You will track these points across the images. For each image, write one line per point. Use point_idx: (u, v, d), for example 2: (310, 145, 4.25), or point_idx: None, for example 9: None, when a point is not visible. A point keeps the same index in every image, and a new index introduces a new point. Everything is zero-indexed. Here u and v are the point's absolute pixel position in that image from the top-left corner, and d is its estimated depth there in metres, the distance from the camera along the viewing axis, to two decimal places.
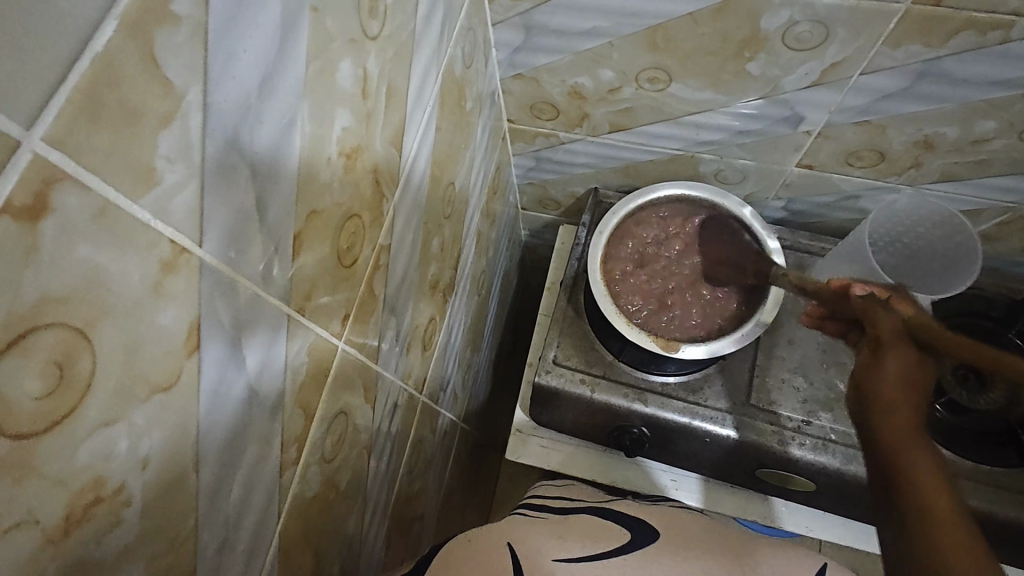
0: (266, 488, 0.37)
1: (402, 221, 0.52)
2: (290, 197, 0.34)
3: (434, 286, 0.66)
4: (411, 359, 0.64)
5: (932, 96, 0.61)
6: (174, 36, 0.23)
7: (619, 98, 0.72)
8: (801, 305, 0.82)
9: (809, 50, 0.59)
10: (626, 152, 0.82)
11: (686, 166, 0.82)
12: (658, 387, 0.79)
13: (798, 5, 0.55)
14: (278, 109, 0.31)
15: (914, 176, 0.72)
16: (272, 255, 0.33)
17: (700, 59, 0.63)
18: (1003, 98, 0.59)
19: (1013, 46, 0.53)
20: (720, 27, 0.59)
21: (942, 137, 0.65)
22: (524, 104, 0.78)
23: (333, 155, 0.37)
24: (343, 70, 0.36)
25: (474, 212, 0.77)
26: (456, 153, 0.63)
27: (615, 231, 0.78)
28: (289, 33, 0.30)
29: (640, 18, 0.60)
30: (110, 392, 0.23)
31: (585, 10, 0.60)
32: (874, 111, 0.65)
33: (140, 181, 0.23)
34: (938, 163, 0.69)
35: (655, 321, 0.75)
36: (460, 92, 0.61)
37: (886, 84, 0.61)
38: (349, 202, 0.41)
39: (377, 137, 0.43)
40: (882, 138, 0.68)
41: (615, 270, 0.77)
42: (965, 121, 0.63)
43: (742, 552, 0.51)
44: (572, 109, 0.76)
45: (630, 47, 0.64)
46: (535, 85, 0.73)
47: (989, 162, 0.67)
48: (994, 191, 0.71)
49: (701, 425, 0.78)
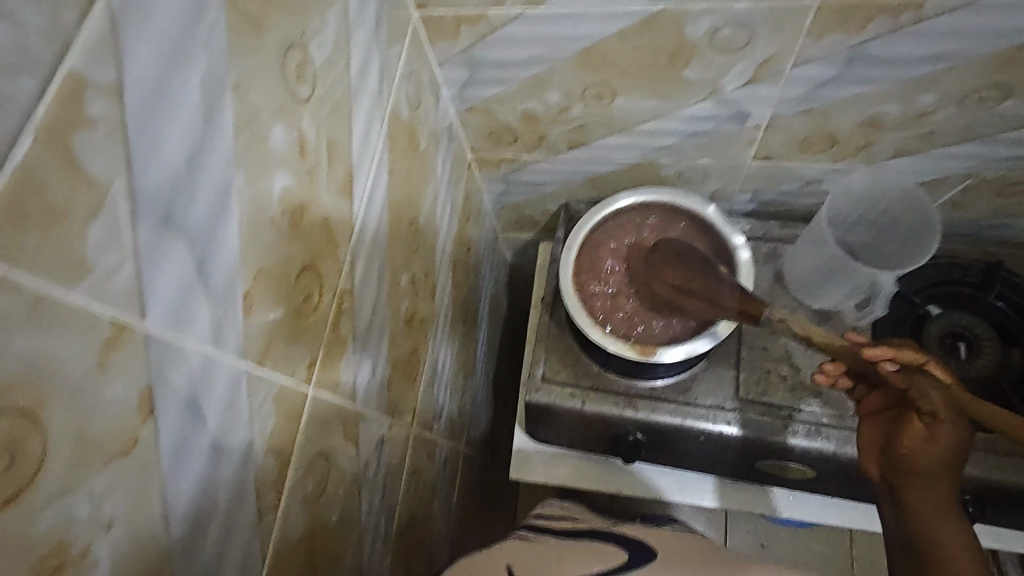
0: (245, 535, 0.39)
1: (363, 264, 0.54)
2: (234, 261, 0.36)
3: (410, 319, 0.68)
4: (396, 393, 0.66)
5: (866, 79, 0.62)
6: (92, 138, 0.25)
7: (570, 117, 0.75)
8: (779, 294, 0.82)
9: (736, 51, 0.61)
10: (588, 166, 0.85)
11: (647, 172, 0.84)
12: (646, 391, 0.80)
13: (717, 12, 0.57)
14: (210, 182, 0.33)
15: (869, 156, 0.73)
16: (221, 315, 0.35)
17: (636, 72, 0.65)
18: (933, 72, 0.60)
19: (931, 24, 0.55)
20: (649, 41, 0.61)
21: (885, 115, 0.67)
22: (483, 134, 0.80)
23: (276, 214, 0.40)
24: (275, 135, 0.39)
25: (446, 242, 0.79)
26: (416, 191, 0.66)
27: (585, 243, 0.79)
28: (211, 111, 0.33)
29: (572, 42, 0.63)
30: (66, 466, 0.26)
31: (519, 40, 0.63)
32: (814, 99, 0.66)
33: (72, 271, 0.25)
34: (889, 140, 0.71)
35: (634, 328, 0.76)
36: (412, 133, 0.64)
37: (819, 73, 0.63)
38: (300, 255, 0.43)
39: (322, 190, 0.46)
40: (828, 124, 0.70)
41: (589, 281, 0.78)
42: (904, 98, 0.64)
43: (738, 563, 0.52)
44: (528, 132, 0.79)
45: (569, 69, 0.66)
46: (488, 114, 0.76)
47: (937, 133, 0.68)
48: (950, 159, 0.72)
49: (694, 425, 0.78)
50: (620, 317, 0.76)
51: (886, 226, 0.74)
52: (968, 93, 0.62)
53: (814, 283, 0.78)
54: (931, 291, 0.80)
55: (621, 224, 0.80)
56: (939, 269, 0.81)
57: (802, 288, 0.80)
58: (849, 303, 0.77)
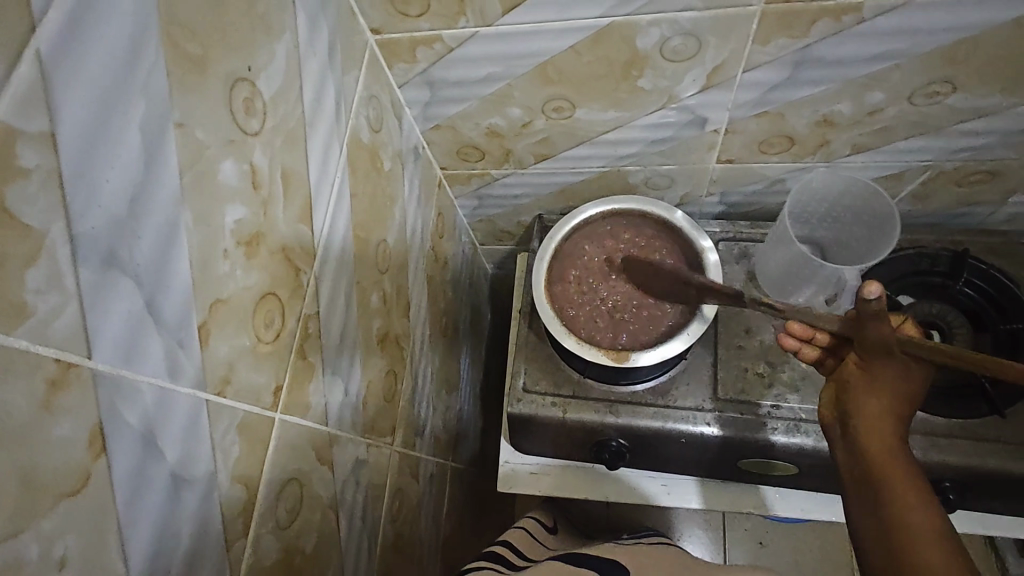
0: (212, 564, 0.40)
1: (328, 288, 0.55)
2: (186, 294, 0.37)
3: (383, 339, 0.69)
4: (373, 413, 0.66)
5: (815, 80, 0.64)
6: (25, 186, 0.26)
7: (533, 131, 0.76)
8: (752, 293, 0.83)
9: (687, 60, 0.62)
10: (557, 177, 0.86)
11: (615, 180, 0.85)
12: (625, 397, 0.81)
13: (663, 23, 0.58)
14: (156, 220, 0.34)
15: (828, 154, 0.75)
16: (176, 350, 0.36)
17: (592, 84, 0.67)
18: (879, 71, 0.62)
19: (871, 25, 0.56)
20: (601, 54, 0.62)
21: (839, 113, 0.68)
22: (450, 151, 0.82)
23: (230, 246, 0.41)
24: (225, 169, 0.40)
25: (419, 260, 0.80)
26: (382, 212, 0.67)
27: (556, 254, 0.80)
28: (153, 151, 0.34)
29: (526, 58, 0.64)
30: (12, 509, 0.26)
31: (475, 59, 0.64)
32: (768, 102, 0.68)
33: (11, 317, 0.26)
34: (846, 138, 0.72)
35: (608, 333, 0.76)
36: (374, 155, 0.65)
37: (769, 77, 0.64)
38: (259, 284, 0.44)
39: (279, 219, 0.46)
40: (785, 125, 0.71)
41: (562, 290, 0.78)
42: (855, 96, 0.65)
43: None
44: (495, 148, 0.80)
45: (527, 84, 0.68)
46: (454, 132, 0.77)
47: (891, 128, 0.70)
48: (907, 153, 0.74)
49: (674, 427, 0.79)
50: (596, 322, 0.77)
51: (847, 221, 0.76)
52: (915, 88, 0.64)
53: (783, 280, 0.79)
54: (905, 278, 0.80)
55: (591, 232, 0.81)
56: (911, 257, 0.81)
57: (773, 285, 0.80)
58: (818, 297, 0.78)
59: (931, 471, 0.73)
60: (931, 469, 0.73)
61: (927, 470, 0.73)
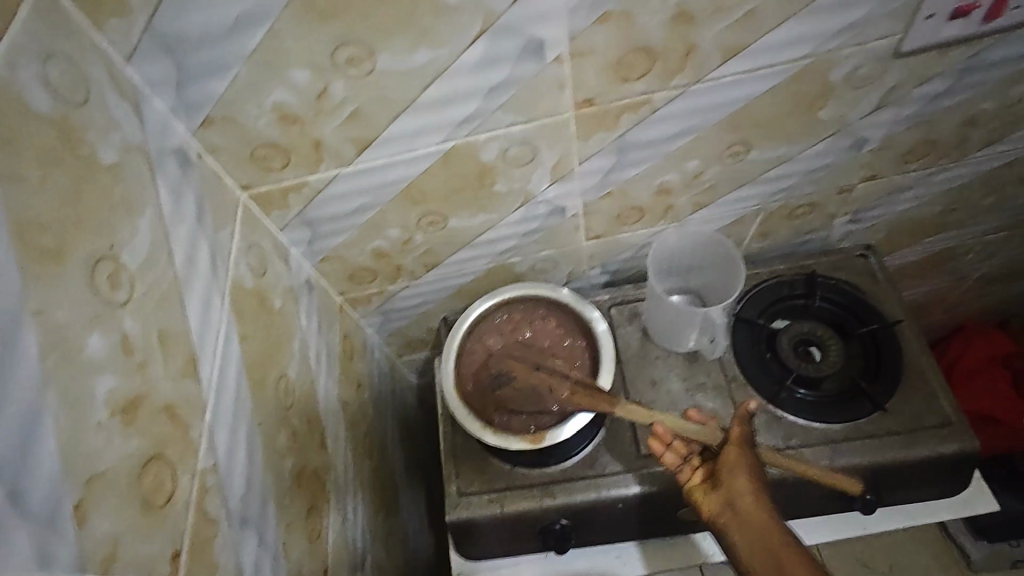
0: None
1: (225, 437, 0.55)
2: (55, 477, 0.37)
3: (298, 476, 0.67)
4: (297, 558, 0.64)
5: (640, 159, 0.75)
6: None
7: (415, 245, 0.82)
8: (650, 349, 0.89)
9: (529, 163, 0.72)
10: (450, 281, 0.91)
11: (504, 273, 0.91)
12: (562, 475, 0.81)
13: (499, 137, 0.67)
14: (15, 410, 0.35)
15: (675, 215, 0.85)
16: (47, 538, 0.35)
17: (455, 196, 0.74)
18: (687, 144, 0.74)
19: (665, 111, 0.68)
20: (454, 171, 0.70)
21: (670, 182, 0.79)
22: (343, 278, 0.86)
23: (104, 418, 0.41)
24: (92, 344, 0.41)
25: (328, 387, 0.81)
26: (278, 349, 0.68)
27: (460, 351, 0.83)
28: (8, 344, 0.35)
29: (390, 185, 0.71)
30: None
31: (344, 195, 0.71)
32: (609, 183, 0.78)
33: None
34: (684, 200, 0.83)
35: (519, 418, 0.79)
36: (262, 297, 0.67)
37: (602, 164, 0.74)
38: (142, 449, 0.44)
39: (159, 380, 0.47)
40: (631, 199, 0.81)
41: (470, 384, 0.81)
42: (677, 166, 0.77)
43: None
44: (384, 266, 0.85)
45: (397, 207, 0.74)
46: (342, 260, 0.82)
47: (716, 185, 0.81)
48: (738, 202, 0.85)
49: (609, 495, 0.80)
50: (506, 411, 0.79)
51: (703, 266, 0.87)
52: (721, 151, 0.76)
53: (669, 331, 0.87)
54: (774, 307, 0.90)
55: (488, 325, 0.85)
56: (775, 288, 0.91)
57: (663, 337, 0.88)
58: (702, 341, 0.85)
59: (845, 477, 0.78)
60: (845, 475, 0.78)
61: (841, 477, 0.78)
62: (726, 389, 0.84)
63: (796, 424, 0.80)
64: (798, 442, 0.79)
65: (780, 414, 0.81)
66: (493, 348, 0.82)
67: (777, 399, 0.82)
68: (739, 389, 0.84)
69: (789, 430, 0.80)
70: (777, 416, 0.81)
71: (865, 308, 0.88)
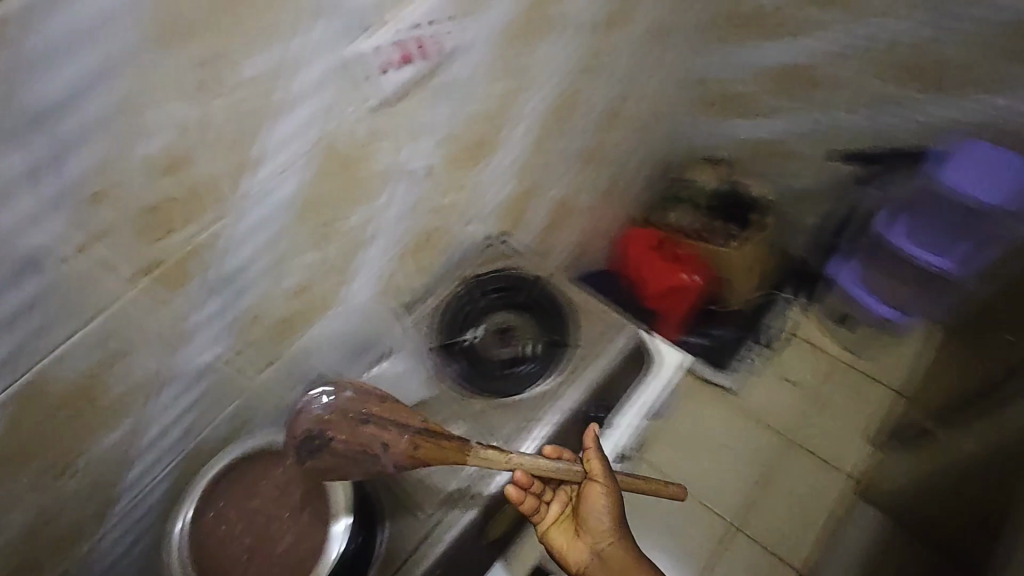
0: None
1: None
2: None
3: None
4: None
5: (325, 116, 0.72)
6: None
7: (175, 327, 0.71)
8: (448, 377, 1.01)
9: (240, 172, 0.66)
10: (161, 422, 0.77)
11: (300, 319, 0.88)
12: (420, 536, 0.86)
13: (171, 143, 0.58)
14: None
15: (373, 173, 0.85)
16: None
17: (168, 256, 0.65)
18: (371, 90, 0.75)
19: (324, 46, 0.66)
20: (162, 210, 0.61)
21: (373, 127, 0.80)
22: (109, 412, 0.70)
23: None
24: None
25: None
26: None
27: (289, 421, 0.71)
28: None
29: (98, 274, 0.59)
30: None
31: (36, 302, 0.56)
32: (311, 135, 0.72)
33: None
34: (393, 142, 0.85)
35: (373, 456, 0.71)
36: None
37: (302, 135, 0.71)
38: None
39: None
40: (335, 154, 0.77)
41: (305, 444, 0.70)
42: (365, 110, 0.77)
43: None
44: (117, 371, 0.68)
45: (143, 295, 0.65)
46: (88, 386, 0.66)
47: (417, 118, 0.86)
48: (433, 113, 0.88)
49: (465, 504, 0.88)
50: (349, 449, 0.70)
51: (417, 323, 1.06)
52: (393, 74, 0.77)
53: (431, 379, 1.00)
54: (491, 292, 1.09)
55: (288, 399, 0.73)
56: (473, 308, 1.08)
57: (438, 386, 1.00)
58: (452, 369, 1.02)
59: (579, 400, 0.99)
60: (580, 402, 0.99)
61: (580, 403, 0.99)
62: (502, 378, 1.01)
63: (532, 375, 1.00)
64: (537, 369, 1.00)
65: (518, 368, 1.02)
66: (290, 478, 0.79)
67: (508, 367, 1.02)
68: (501, 386, 1.00)
69: (532, 391, 0.99)
70: (518, 368, 1.02)
71: (524, 290, 1.08)
